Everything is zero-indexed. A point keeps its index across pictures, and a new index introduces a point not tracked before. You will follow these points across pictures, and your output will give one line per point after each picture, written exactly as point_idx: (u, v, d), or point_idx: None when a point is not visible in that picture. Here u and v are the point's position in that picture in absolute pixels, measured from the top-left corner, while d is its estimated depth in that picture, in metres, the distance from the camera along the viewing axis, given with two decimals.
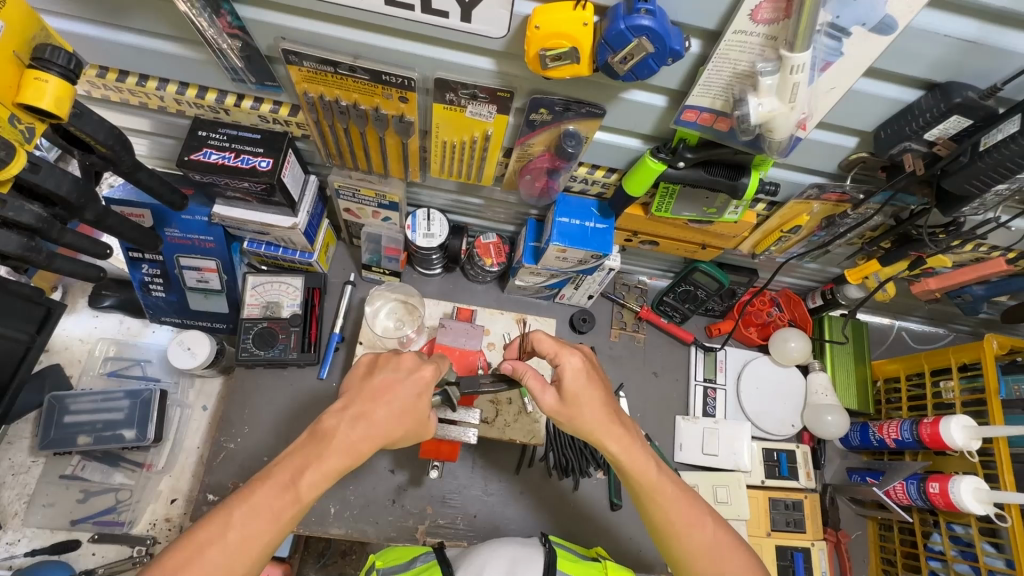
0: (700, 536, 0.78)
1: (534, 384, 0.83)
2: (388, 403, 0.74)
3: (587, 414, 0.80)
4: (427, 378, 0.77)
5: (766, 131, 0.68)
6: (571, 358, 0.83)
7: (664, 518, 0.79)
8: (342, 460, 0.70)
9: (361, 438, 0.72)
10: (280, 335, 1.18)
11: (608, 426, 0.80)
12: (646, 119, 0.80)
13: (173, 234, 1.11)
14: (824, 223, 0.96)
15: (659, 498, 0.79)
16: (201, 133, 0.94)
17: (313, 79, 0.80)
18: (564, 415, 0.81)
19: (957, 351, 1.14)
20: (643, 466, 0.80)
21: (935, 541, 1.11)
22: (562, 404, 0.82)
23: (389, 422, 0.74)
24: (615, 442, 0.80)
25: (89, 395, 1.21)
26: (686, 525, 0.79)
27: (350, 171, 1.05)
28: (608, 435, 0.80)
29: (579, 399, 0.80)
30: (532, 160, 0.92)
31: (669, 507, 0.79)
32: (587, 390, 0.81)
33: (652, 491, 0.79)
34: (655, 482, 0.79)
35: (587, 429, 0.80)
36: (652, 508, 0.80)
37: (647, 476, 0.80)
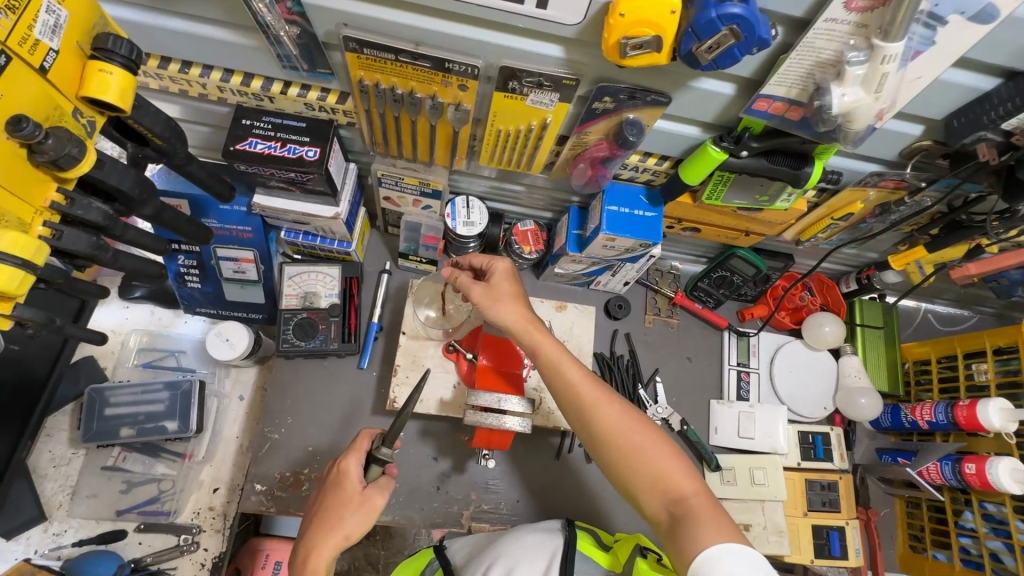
0: (611, 411, 0.78)
1: (467, 281, 0.93)
2: (331, 504, 0.81)
3: (508, 299, 0.89)
4: (344, 468, 0.84)
5: (844, 121, 0.68)
6: (501, 264, 0.95)
7: (573, 394, 0.80)
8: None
9: (309, 551, 0.78)
10: (320, 325, 1.18)
11: (519, 311, 0.87)
12: (710, 107, 0.79)
13: (211, 225, 1.09)
14: (877, 211, 0.96)
15: (566, 374, 0.81)
16: (246, 122, 0.92)
17: (369, 66, 0.77)
18: (488, 301, 0.89)
19: (992, 334, 1.16)
20: (547, 343, 0.84)
21: (967, 518, 1.15)
22: (488, 292, 0.91)
23: (334, 524, 0.79)
24: (524, 328, 0.87)
25: (128, 387, 1.20)
26: (594, 398, 0.79)
27: (393, 159, 1.03)
28: (525, 322, 0.87)
29: (503, 286, 0.91)
30: (587, 148, 0.91)
31: (577, 383, 0.80)
32: (505, 287, 0.91)
33: (557, 365, 0.82)
34: (561, 359, 0.82)
35: (505, 319, 0.88)
36: (560, 387, 0.82)
37: (552, 354, 0.83)
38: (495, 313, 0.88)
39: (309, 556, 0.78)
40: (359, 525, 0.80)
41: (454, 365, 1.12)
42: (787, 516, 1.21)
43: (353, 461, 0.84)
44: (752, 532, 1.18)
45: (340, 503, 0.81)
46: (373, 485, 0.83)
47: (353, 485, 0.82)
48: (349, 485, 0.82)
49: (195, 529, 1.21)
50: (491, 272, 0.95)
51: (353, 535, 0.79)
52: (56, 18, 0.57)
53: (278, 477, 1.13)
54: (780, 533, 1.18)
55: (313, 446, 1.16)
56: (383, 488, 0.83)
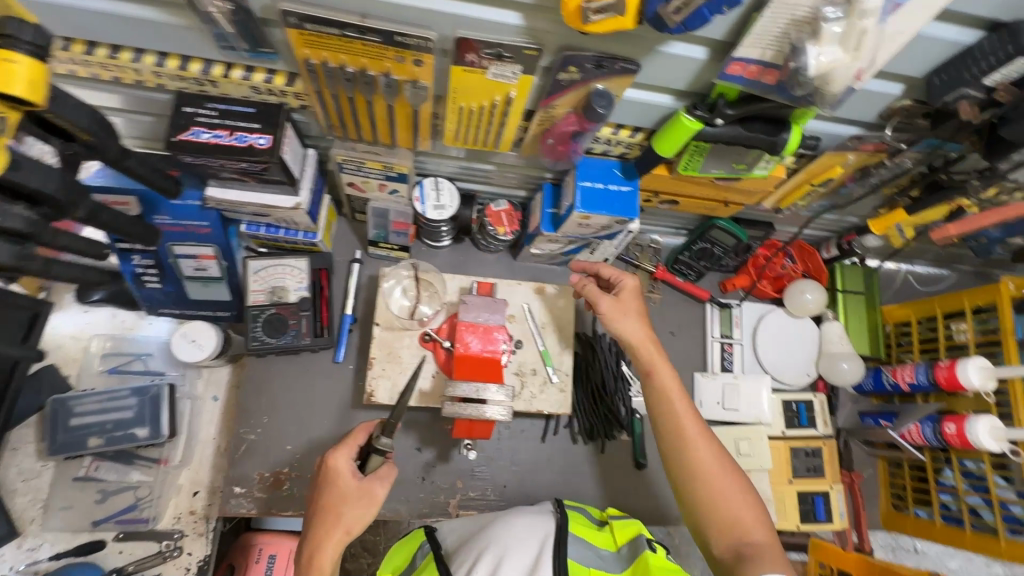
0: (708, 447, 0.87)
1: (593, 291, 0.99)
2: (327, 503, 0.80)
3: (633, 317, 0.97)
4: (333, 464, 0.82)
5: (821, 84, 0.64)
6: (630, 279, 1.00)
7: (674, 422, 0.89)
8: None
9: (313, 552, 0.78)
10: (290, 320, 1.13)
11: (645, 331, 0.95)
12: (683, 73, 0.74)
13: (164, 222, 1.03)
14: (857, 175, 0.93)
15: (674, 405, 0.90)
16: (188, 109, 0.85)
17: (315, 44, 0.71)
18: (614, 317, 0.97)
19: (971, 294, 1.16)
20: (662, 369, 0.92)
21: (947, 476, 1.17)
22: (615, 305, 0.97)
23: (333, 521, 0.79)
24: (645, 347, 0.94)
25: (93, 396, 1.14)
26: (695, 433, 0.88)
27: (353, 143, 0.97)
28: (647, 346, 0.94)
29: (631, 305, 0.97)
30: (556, 123, 0.86)
31: (683, 414, 0.89)
32: (632, 304, 0.98)
33: (670, 396, 0.90)
34: (672, 389, 0.90)
35: (629, 334, 0.95)
36: (664, 413, 0.90)
37: (667, 383, 0.91)
38: (620, 327, 0.96)
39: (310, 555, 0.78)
40: (363, 515, 0.80)
41: (432, 354, 1.08)
42: (773, 484, 1.22)
43: (343, 456, 0.82)
44: None
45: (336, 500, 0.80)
46: (370, 477, 0.82)
47: (348, 481, 0.81)
48: (343, 484, 0.81)
49: (177, 534, 1.18)
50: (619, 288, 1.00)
51: (355, 528, 0.80)
52: None
53: (257, 478, 1.10)
54: (766, 501, 1.19)
55: (292, 445, 1.13)
56: (380, 479, 0.83)
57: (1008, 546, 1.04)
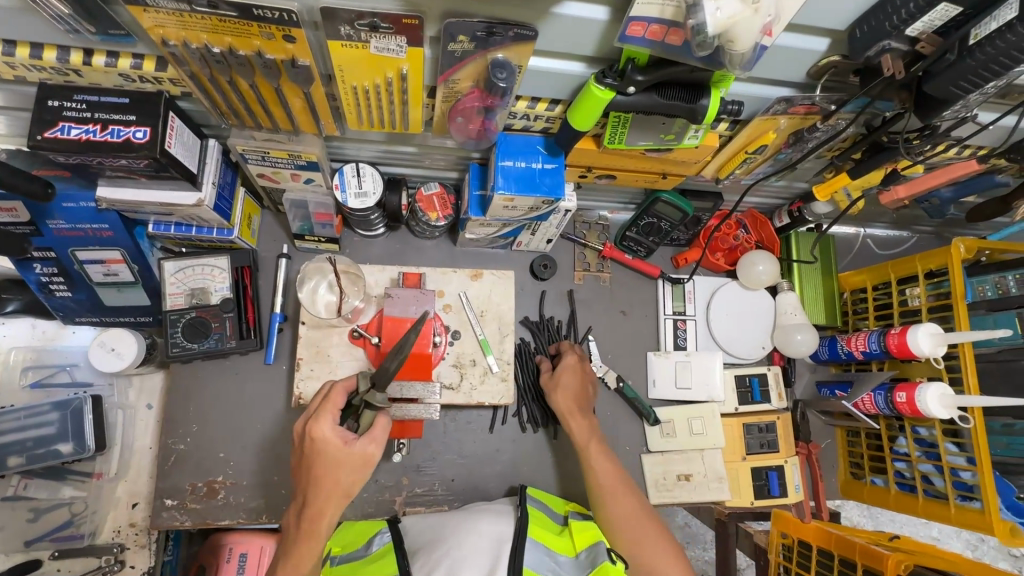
0: (625, 502, 0.94)
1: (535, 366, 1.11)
2: (318, 475, 0.76)
3: (564, 389, 1.08)
4: (317, 434, 0.76)
5: (726, 42, 0.57)
6: (570, 357, 1.13)
7: (596, 487, 0.97)
8: (307, 543, 0.77)
9: (315, 515, 0.76)
10: (213, 323, 1.07)
11: (569, 402, 1.07)
12: (588, 37, 0.67)
13: (59, 227, 0.95)
14: (791, 140, 0.88)
15: (596, 468, 0.98)
16: (53, 103, 0.76)
17: (168, 23, 0.64)
18: (549, 386, 1.09)
19: (924, 258, 1.11)
20: (581, 431, 1.03)
21: (901, 444, 1.14)
22: (552, 379, 1.10)
23: (331, 492, 0.76)
24: (567, 414, 1.06)
25: (9, 414, 1.09)
26: (616, 492, 0.95)
27: (252, 131, 0.89)
28: (570, 414, 1.05)
29: (564, 376, 1.10)
30: (461, 99, 0.79)
31: (602, 478, 0.97)
32: (566, 376, 1.10)
33: (591, 461, 0.99)
34: (596, 454, 1.00)
35: (556, 404, 1.07)
36: (587, 478, 0.99)
37: (590, 449, 1.01)
38: (552, 399, 1.08)
39: (311, 522, 0.76)
40: (359, 478, 0.78)
41: (363, 351, 1.04)
42: (726, 461, 1.20)
43: (325, 425, 0.76)
44: (693, 481, 1.17)
45: (329, 469, 0.75)
46: (363, 442, 0.76)
47: (338, 449, 0.76)
48: (333, 454, 0.75)
49: (117, 548, 1.14)
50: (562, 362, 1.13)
51: (356, 490, 0.78)
52: None
53: (190, 488, 1.06)
54: (720, 479, 1.17)
55: (225, 452, 1.08)
56: (373, 442, 0.77)
57: (958, 512, 1.03)
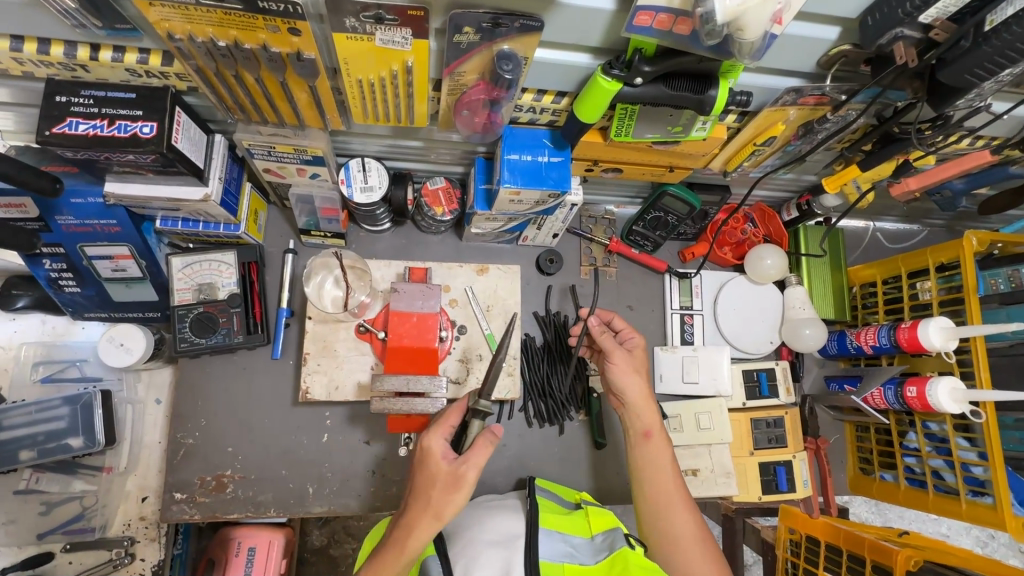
0: (688, 518, 0.91)
1: (609, 344, 1.01)
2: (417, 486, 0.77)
3: (639, 381, 0.99)
4: (427, 445, 0.78)
5: (735, 31, 0.56)
6: (637, 339, 1.04)
7: (660, 494, 0.92)
8: (388, 556, 0.76)
9: (406, 529, 0.75)
10: (220, 318, 1.08)
11: (644, 397, 0.98)
12: (594, 28, 0.66)
13: (68, 223, 0.95)
14: (801, 131, 0.87)
15: (663, 477, 0.93)
16: (60, 98, 0.77)
17: (174, 17, 0.63)
18: (625, 371, 0.99)
19: (935, 251, 1.10)
20: (653, 428, 0.97)
21: (911, 439, 1.13)
22: (628, 361, 1.01)
23: (423, 506, 0.75)
24: (640, 406, 0.98)
25: (21, 408, 1.10)
26: (680, 505, 0.92)
27: (258, 125, 0.89)
28: (644, 408, 0.97)
29: (638, 362, 1.01)
30: (466, 92, 0.78)
31: (669, 487, 0.93)
32: (638, 369, 1.00)
33: (661, 467, 0.94)
34: (666, 462, 0.94)
35: (629, 391, 0.98)
36: (649, 482, 0.93)
37: (660, 454, 0.95)
38: (624, 383, 0.99)
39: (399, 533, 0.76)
40: (449, 501, 0.75)
41: (369, 346, 1.05)
42: (733, 456, 1.20)
43: (435, 437, 0.78)
44: (700, 476, 1.17)
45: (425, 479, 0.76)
46: (460, 460, 0.75)
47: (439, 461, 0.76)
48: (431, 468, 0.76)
49: (127, 541, 1.15)
50: (631, 344, 1.04)
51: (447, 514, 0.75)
52: None
53: (198, 482, 1.07)
54: (728, 475, 1.16)
55: (233, 446, 1.09)
56: (467, 464, 0.75)
57: (970, 508, 1.01)
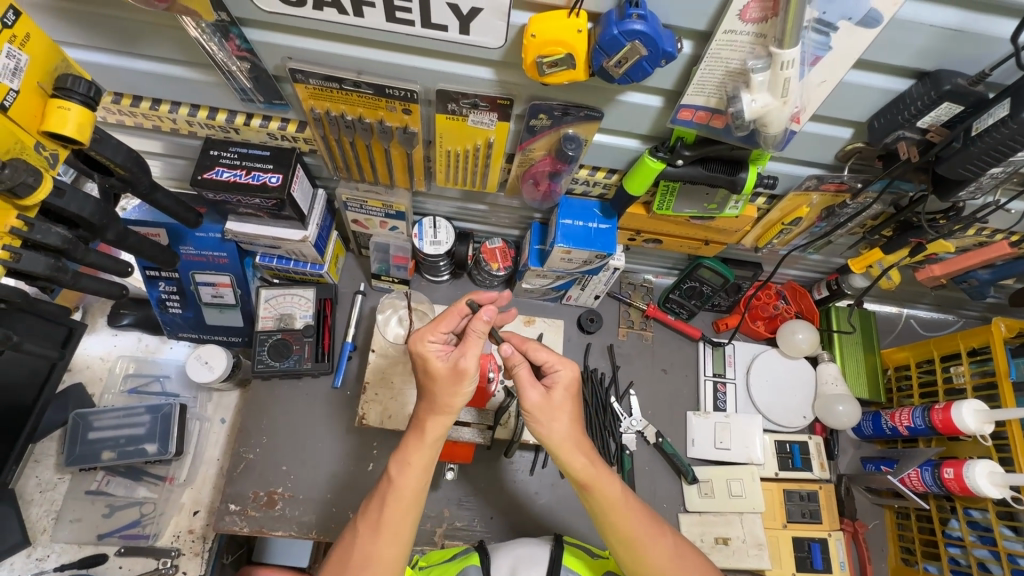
0: (665, 552, 0.83)
1: (523, 376, 0.85)
2: (450, 389, 0.81)
3: (563, 421, 0.84)
4: (424, 347, 0.82)
5: (761, 126, 0.70)
6: (566, 371, 0.87)
7: (628, 535, 0.84)
8: (411, 469, 0.81)
9: (438, 404, 0.82)
10: (294, 345, 1.21)
11: (573, 433, 0.84)
12: (644, 120, 0.82)
13: (188, 252, 1.14)
14: (824, 214, 0.98)
15: (621, 520, 0.84)
16: (213, 153, 0.97)
17: (320, 96, 0.83)
18: (540, 416, 0.84)
19: (966, 336, 1.14)
20: (583, 466, 0.84)
21: (953, 527, 1.11)
22: (544, 402, 0.84)
23: (431, 399, 0.82)
24: (565, 448, 0.84)
25: (111, 412, 1.24)
26: (650, 539, 0.84)
27: (357, 183, 1.08)
28: (571, 452, 0.83)
29: (563, 405, 0.84)
30: (534, 165, 0.94)
31: (633, 523, 0.84)
32: (564, 403, 0.85)
33: (616, 508, 0.84)
34: (618, 499, 0.84)
35: (552, 437, 0.84)
36: (616, 524, 0.84)
37: (613, 495, 0.84)
38: (546, 432, 0.84)
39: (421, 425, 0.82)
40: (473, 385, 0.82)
41: None
42: (766, 528, 1.19)
43: (429, 339, 0.82)
44: (732, 545, 1.16)
45: (469, 367, 0.79)
46: (467, 354, 0.80)
47: (437, 362, 0.81)
48: (470, 380, 0.80)
49: (174, 552, 1.20)
50: (555, 380, 0.86)
51: (453, 403, 0.81)
52: (17, 62, 0.63)
53: (252, 497, 1.15)
54: (760, 547, 1.16)
55: (287, 465, 1.18)
56: (467, 357, 0.80)
57: None
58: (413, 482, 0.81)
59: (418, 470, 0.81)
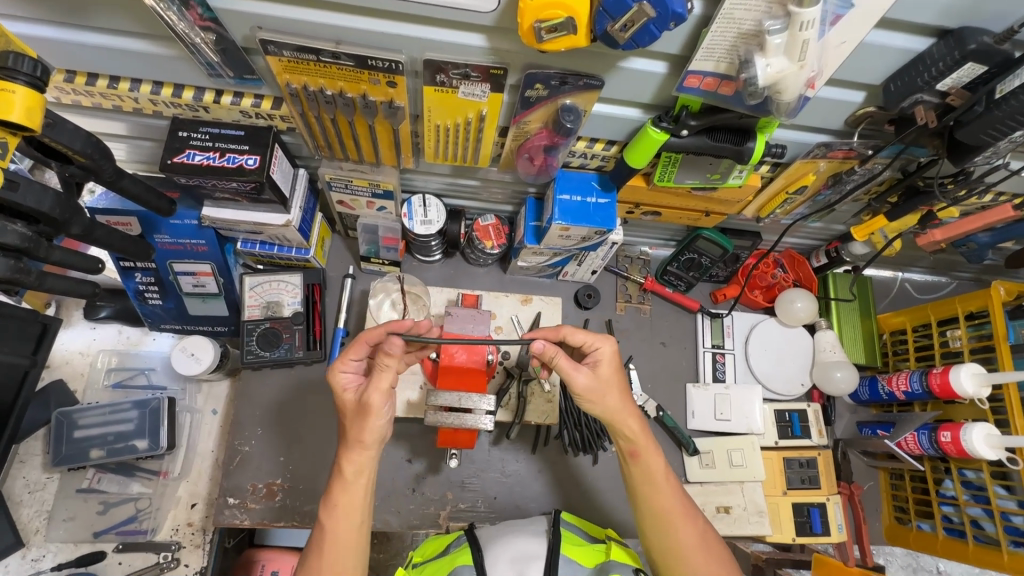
0: (690, 530, 0.84)
1: (564, 365, 0.84)
2: (358, 424, 0.80)
3: (614, 394, 0.86)
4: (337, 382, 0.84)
5: (774, 93, 0.66)
6: (607, 345, 0.87)
7: (663, 510, 0.85)
8: (338, 508, 0.79)
9: (353, 441, 0.80)
10: (284, 334, 1.17)
11: (628, 409, 0.87)
12: (646, 88, 0.77)
13: (164, 241, 1.07)
14: (831, 181, 0.95)
15: (660, 493, 0.86)
16: (182, 134, 0.90)
17: (295, 69, 0.76)
18: (591, 395, 0.85)
19: (964, 300, 1.14)
20: (637, 435, 0.87)
21: (947, 487, 1.14)
22: (593, 381, 0.85)
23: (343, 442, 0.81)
24: (620, 421, 0.87)
25: (96, 409, 1.20)
26: (680, 518, 0.85)
27: (340, 162, 1.01)
28: (621, 421, 0.86)
29: (611, 380, 0.86)
30: (529, 138, 0.89)
31: (669, 499, 0.86)
32: (616, 378, 0.86)
33: (657, 479, 0.86)
34: (660, 472, 0.86)
35: (603, 410, 0.86)
36: (652, 497, 0.86)
37: (655, 467, 0.87)
38: (601, 405, 0.86)
39: (343, 467, 0.81)
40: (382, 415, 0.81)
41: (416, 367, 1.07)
42: (767, 495, 1.21)
43: (342, 371, 0.84)
44: (733, 514, 1.18)
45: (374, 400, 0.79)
46: (370, 391, 0.79)
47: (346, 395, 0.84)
48: (377, 413, 0.80)
49: (174, 546, 1.19)
50: (597, 356, 0.87)
51: (366, 436, 0.80)
52: None
53: (251, 489, 1.13)
54: (761, 513, 1.18)
55: (285, 456, 1.15)
56: (377, 391, 0.80)
57: (1011, 559, 1.01)
58: (348, 519, 0.79)
59: (351, 512, 0.79)
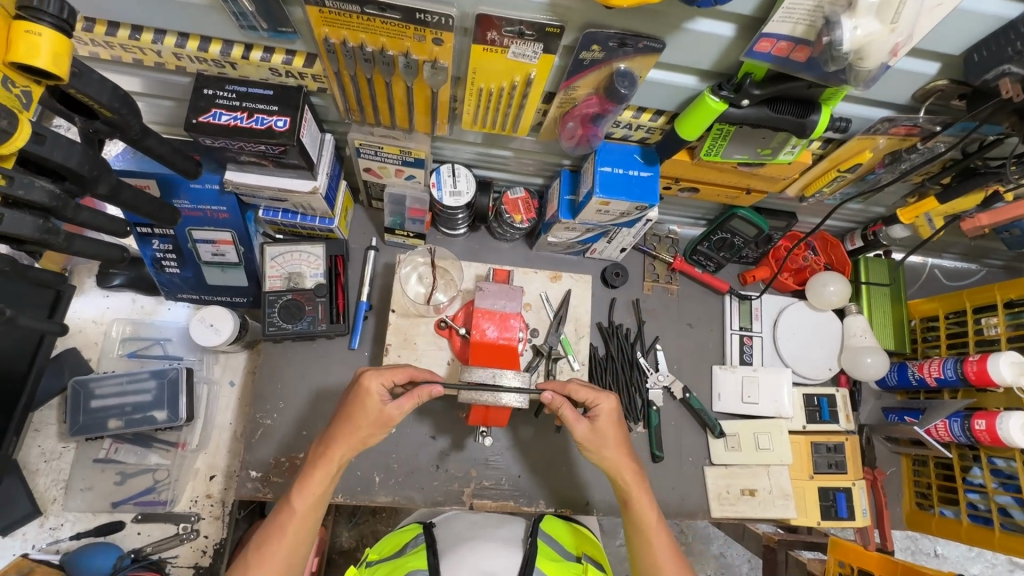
0: None
1: (568, 415, 0.88)
2: (373, 419, 0.83)
3: (610, 447, 0.90)
4: (366, 382, 0.84)
5: (855, 60, 0.62)
6: (608, 400, 0.90)
7: (654, 560, 0.87)
8: (311, 498, 0.83)
9: (360, 439, 0.85)
10: (307, 306, 1.12)
11: (625, 461, 0.91)
12: (709, 53, 0.72)
13: (183, 206, 1.03)
14: (887, 159, 0.91)
15: (652, 543, 0.89)
16: (207, 92, 0.85)
17: (334, 21, 0.71)
18: (590, 445, 0.90)
19: (1004, 287, 1.12)
20: (633, 486, 0.90)
21: (975, 474, 1.12)
22: (592, 433, 0.89)
23: (347, 433, 0.84)
24: (619, 474, 0.91)
25: (113, 378, 1.16)
26: (670, 567, 0.87)
27: (370, 127, 0.97)
28: (619, 471, 0.90)
29: (609, 434, 0.89)
30: (576, 105, 0.85)
31: (660, 548, 0.88)
32: (614, 432, 0.90)
33: (648, 530, 0.89)
34: (652, 522, 0.89)
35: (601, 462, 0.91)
36: (642, 546, 0.89)
37: (646, 517, 0.90)
38: (599, 457, 0.90)
39: (333, 448, 0.84)
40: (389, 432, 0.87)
41: (447, 342, 1.07)
42: (793, 478, 1.21)
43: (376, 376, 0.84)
44: (758, 496, 1.18)
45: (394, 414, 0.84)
46: (393, 405, 0.84)
47: (373, 402, 0.84)
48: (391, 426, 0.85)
49: (194, 517, 1.18)
50: (598, 411, 0.90)
51: (371, 441, 0.85)
52: None
53: (273, 463, 1.11)
54: (785, 497, 1.17)
55: (307, 431, 1.13)
56: (400, 410, 0.84)
57: None
58: (313, 509, 0.84)
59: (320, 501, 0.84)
